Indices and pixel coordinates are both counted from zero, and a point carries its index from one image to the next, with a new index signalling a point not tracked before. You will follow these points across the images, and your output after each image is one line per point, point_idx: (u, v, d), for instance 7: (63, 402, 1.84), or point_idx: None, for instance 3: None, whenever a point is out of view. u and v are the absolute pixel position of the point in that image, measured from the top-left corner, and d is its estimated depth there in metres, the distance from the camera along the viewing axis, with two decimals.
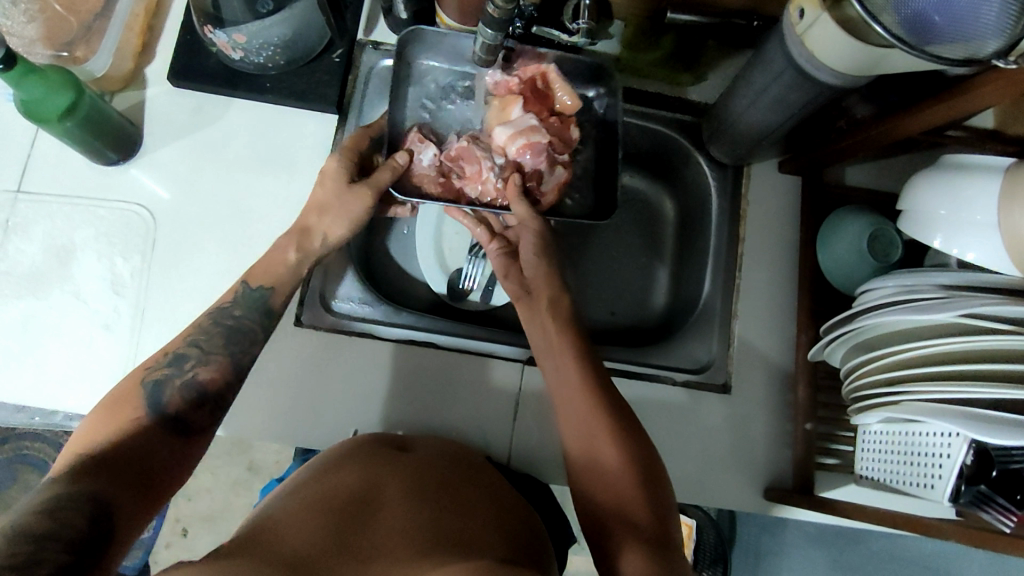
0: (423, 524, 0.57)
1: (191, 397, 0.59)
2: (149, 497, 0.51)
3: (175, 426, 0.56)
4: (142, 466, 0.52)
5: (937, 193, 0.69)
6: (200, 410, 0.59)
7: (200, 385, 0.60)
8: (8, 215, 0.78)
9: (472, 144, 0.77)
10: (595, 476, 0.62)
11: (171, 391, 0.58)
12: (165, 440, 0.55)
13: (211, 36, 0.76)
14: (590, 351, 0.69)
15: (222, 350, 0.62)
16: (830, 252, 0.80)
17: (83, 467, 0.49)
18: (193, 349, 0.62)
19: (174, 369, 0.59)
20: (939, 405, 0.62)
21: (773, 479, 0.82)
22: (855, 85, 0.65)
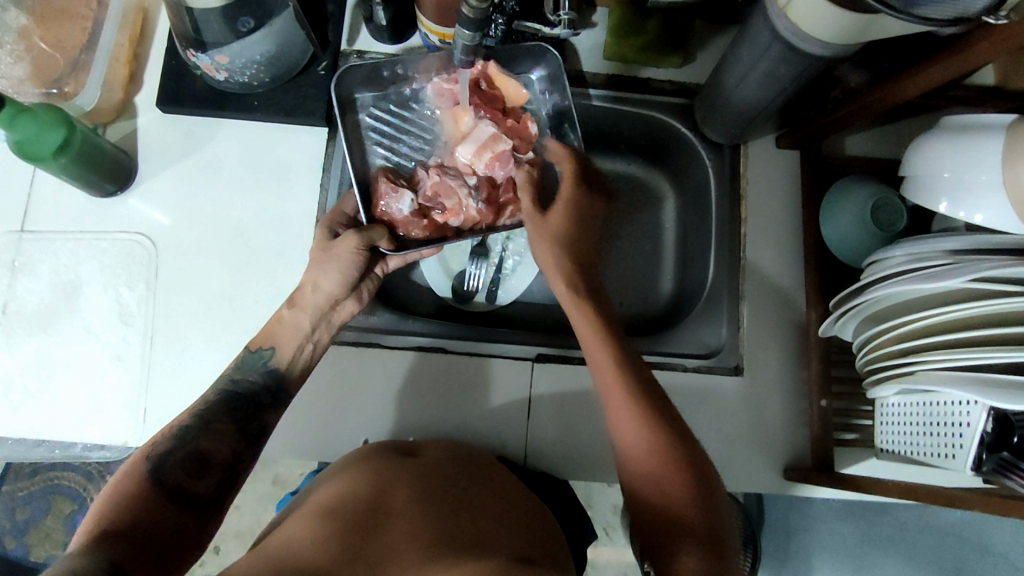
0: (430, 531, 0.57)
1: (199, 471, 0.60)
2: (161, 568, 0.52)
3: (180, 498, 0.58)
4: (152, 540, 0.53)
5: (939, 156, 0.67)
6: (206, 478, 0.60)
7: (202, 452, 0.61)
8: (14, 255, 0.79)
9: (443, 175, 0.75)
10: (644, 479, 0.60)
11: (174, 460, 0.59)
12: (169, 509, 0.56)
13: (195, 59, 0.75)
14: (625, 346, 0.66)
15: (223, 415, 0.65)
16: (834, 224, 0.79)
17: (102, 539, 0.50)
18: (194, 420, 0.63)
19: (176, 442, 0.61)
20: (953, 375, 0.61)
21: (792, 458, 0.81)
22: (846, 54, 0.63)
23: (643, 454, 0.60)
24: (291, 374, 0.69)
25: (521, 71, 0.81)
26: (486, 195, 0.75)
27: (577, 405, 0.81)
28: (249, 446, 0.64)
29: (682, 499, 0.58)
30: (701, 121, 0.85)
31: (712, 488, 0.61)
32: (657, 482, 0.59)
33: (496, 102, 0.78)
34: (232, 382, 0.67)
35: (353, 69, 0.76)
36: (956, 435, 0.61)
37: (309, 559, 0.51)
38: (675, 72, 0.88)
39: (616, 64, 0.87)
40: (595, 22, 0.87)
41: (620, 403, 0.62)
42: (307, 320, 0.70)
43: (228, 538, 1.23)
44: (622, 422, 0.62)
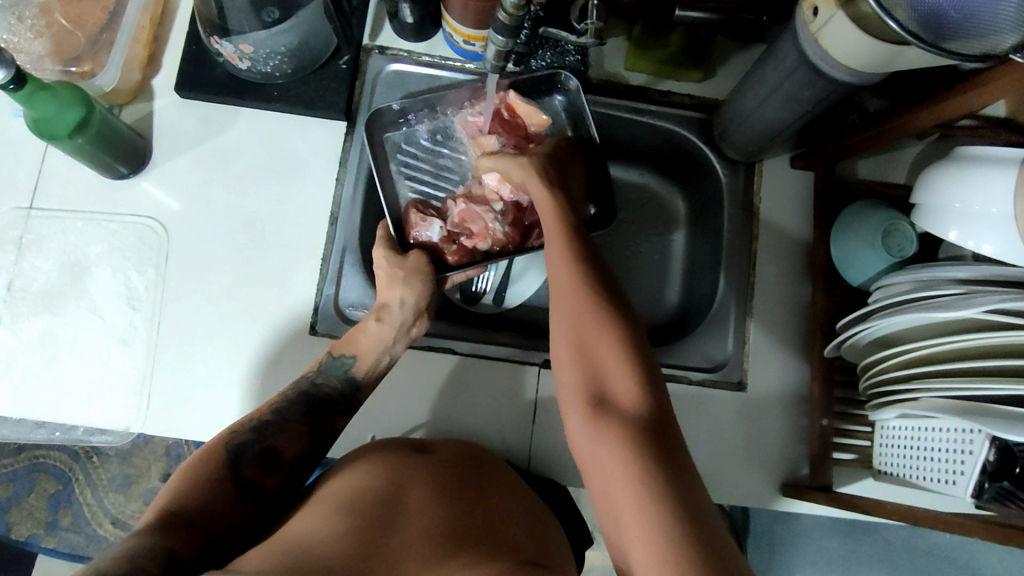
0: (446, 528, 0.58)
1: (269, 468, 0.63)
2: (221, 549, 0.54)
3: (247, 490, 0.60)
4: (216, 526, 0.55)
5: (951, 186, 0.68)
6: (273, 476, 0.63)
7: (275, 449, 0.64)
8: (21, 232, 0.78)
9: (471, 202, 0.82)
10: (598, 406, 0.55)
11: (249, 453, 0.62)
12: (236, 499, 0.59)
13: (218, 46, 0.75)
14: (602, 281, 0.61)
15: (302, 419, 0.67)
16: (845, 246, 0.80)
17: (172, 516, 0.53)
18: (274, 415, 0.66)
19: (252, 436, 0.64)
20: (958, 403, 0.62)
21: (789, 474, 0.82)
22: (870, 82, 0.64)
23: (583, 371, 0.57)
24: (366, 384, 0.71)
25: (541, 94, 0.85)
26: (511, 220, 0.82)
27: None
28: (317, 448, 0.67)
29: (624, 402, 0.54)
30: (719, 137, 0.86)
31: (661, 390, 0.56)
32: (595, 388, 0.56)
33: (518, 129, 0.83)
34: (313, 386, 0.69)
35: (383, 110, 0.81)
36: (958, 462, 0.62)
37: (327, 548, 0.52)
38: (695, 86, 0.88)
39: (636, 75, 0.88)
40: (617, 33, 0.88)
41: (564, 314, 0.60)
42: (390, 334, 0.71)
43: None
44: (562, 350, 0.59)
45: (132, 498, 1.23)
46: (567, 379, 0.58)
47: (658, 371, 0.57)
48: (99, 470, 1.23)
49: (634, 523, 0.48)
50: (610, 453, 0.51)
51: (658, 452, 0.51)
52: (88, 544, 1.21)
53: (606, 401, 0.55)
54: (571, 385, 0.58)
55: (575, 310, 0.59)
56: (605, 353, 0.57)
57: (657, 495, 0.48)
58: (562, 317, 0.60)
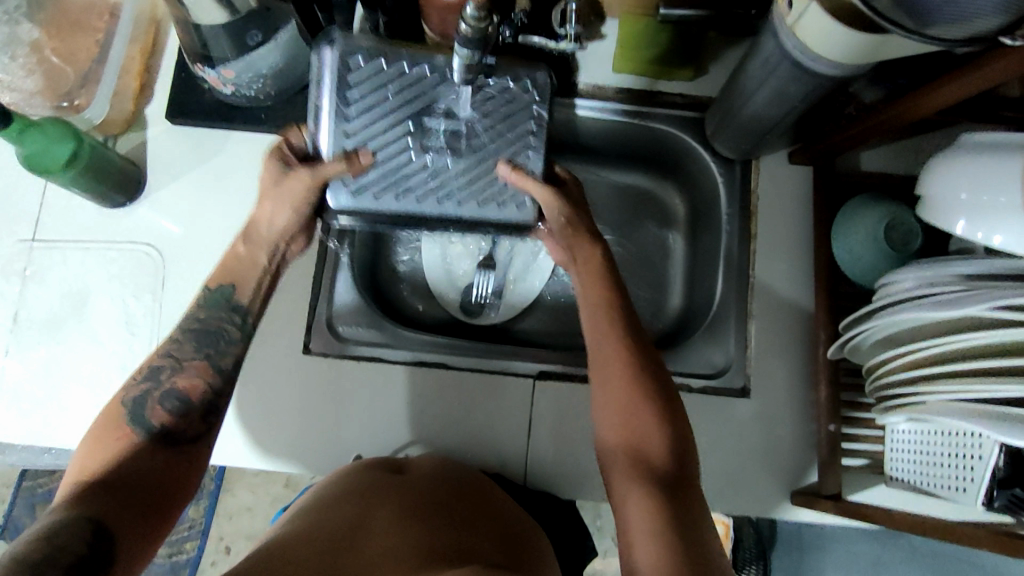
0: (410, 545, 0.59)
1: (174, 406, 0.59)
2: (149, 516, 0.53)
3: (162, 441, 0.58)
4: (134, 488, 0.54)
5: (957, 176, 0.65)
6: (187, 419, 0.60)
7: (180, 394, 0.60)
8: (25, 264, 0.80)
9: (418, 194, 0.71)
10: (638, 467, 0.58)
11: (153, 405, 0.59)
12: (151, 454, 0.57)
13: (202, 73, 0.76)
14: (641, 336, 0.66)
15: (196, 355, 0.62)
16: (847, 243, 0.77)
17: (84, 492, 0.52)
18: (167, 359, 0.62)
19: (151, 382, 0.60)
20: (964, 406, 0.59)
21: (798, 482, 0.80)
22: (857, 73, 0.61)
23: (633, 416, 0.61)
24: (252, 311, 0.65)
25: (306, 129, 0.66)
26: None
27: (577, 422, 0.80)
28: (229, 381, 0.63)
29: (663, 467, 0.58)
30: (711, 136, 0.83)
31: (692, 456, 0.61)
32: (636, 449, 0.60)
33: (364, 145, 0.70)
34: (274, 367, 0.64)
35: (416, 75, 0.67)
36: (969, 469, 0.60)
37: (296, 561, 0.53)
38: (685, 85, 0.86)
39: (625, 77, 0.86)
40: (605, 33, 0.86)
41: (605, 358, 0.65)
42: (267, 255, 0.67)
43: (238, 538, 1.29)
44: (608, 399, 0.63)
45: None
46: (608, 426, 0.62)
47: (692, 440, 0.61)
48: None
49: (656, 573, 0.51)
50: (640, 500, 0.56)
51: (682, 515, 0.55)
52: None
53: (646, 466, 0.59)
54: (617, 435, 0.61)
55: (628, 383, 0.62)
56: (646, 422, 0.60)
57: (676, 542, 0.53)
58: (609, 389, 0.62)
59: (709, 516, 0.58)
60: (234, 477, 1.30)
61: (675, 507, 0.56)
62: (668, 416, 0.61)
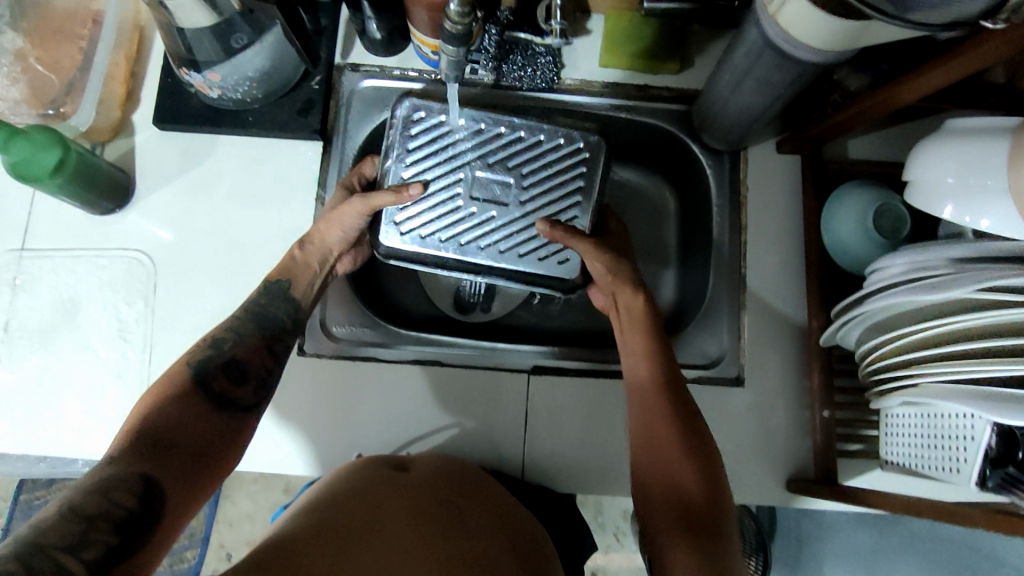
0: (422, 544, 0.59)
1: (231, 374, 0.59)
2: (200, 475, 0.51)
3: (220, 404, 0.56)
4: (189, 444, 0.52)
5: (942, 160, 0.65)
6: (241, 387, 0.59)
7: (238, 362, 0.60)
8: (15, 274, 0.80)
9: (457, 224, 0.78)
10: (669, 498, 0.61)
11: (212, 366, 0.58)
12: (209, 415, 0.55)
13: (188, 78, 0.76)
14: (677, 374, 0.68)
15: (253, 332, 0.62)
16: (836, 231, 0.77)
17: (136, 443, 0.49)
18: (230, 334, 0.62)
19: (212, 350, 0.60)
20: (958, 387, 0.59)
21: (795, 469, 0.80)
22: (841, 60, 0.61)
23: (677, 457, 0.62)
24: (305, 306, 0.68)
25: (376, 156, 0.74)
26: None
27: (572, 417, 0.80)
28: (276, 363, 0.63)
29: (695, 500, 0.60)
30: (699, 127, 0.83)
31: (724, 489, 0.62)
32: (669, 483, 0.61)
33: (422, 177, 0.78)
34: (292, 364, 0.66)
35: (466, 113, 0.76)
36: (962, 448, 0.60)
37: (311, 563, 0.54)
38: (672, 78, 0.86)
39: (610, 72, 0.86)
40: (590, 29, 0.86)
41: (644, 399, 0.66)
42: (316, 261, 0.71)
43: (239, 545, 1.28)
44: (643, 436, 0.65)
45: None
46: (641, 465, 0.64)
47: (722, 474, 0.63)
48: None
49: None
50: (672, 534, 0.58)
51: (715, 553, 0.57)
52: None
53: (680, 501, 0.60)
54: (651, 474, 0.63)
55: (663, 419, 0.64)
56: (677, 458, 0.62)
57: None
58: (648, 428, 0.65)
59: (739, 554, 0.59)
60: (233, 483, 1.30)
61: (711, 547, 0.57)
62: (700, 452, 0.63)
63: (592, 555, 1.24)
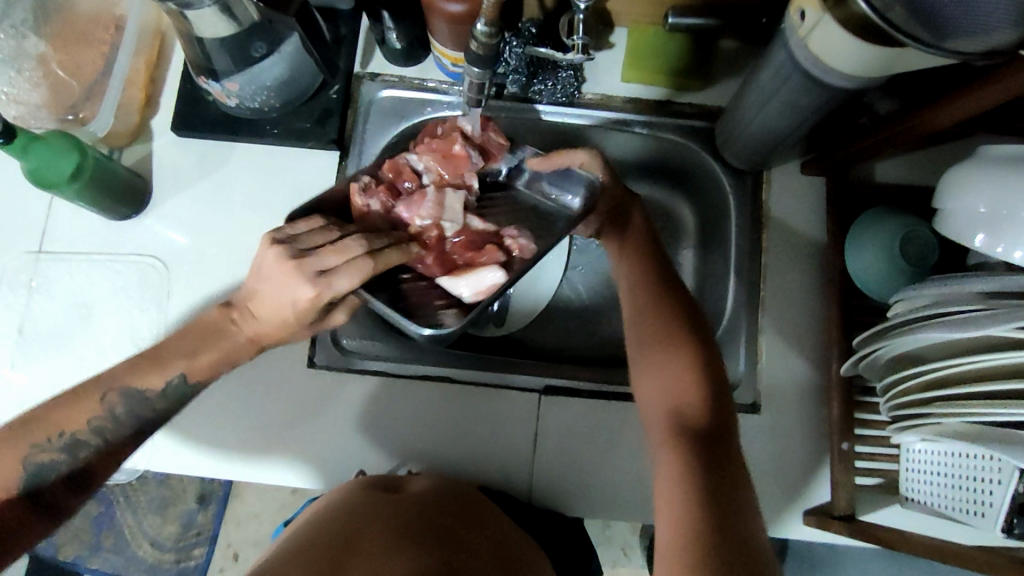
0: None
1: (69, 476, 0.58)
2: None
3: (44, 509, 0.57)
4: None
5: (975, 189, 0.64)
6: (71, 490, 0.58)
7: (84, 468, 0.58)
8: (31, 276, 0.80)
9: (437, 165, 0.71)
10: (687, 424, 0.59)
11: (52, 475, 0.57)
12: (24, 519, 0.56)
13: (207, 86, 0.76)
14: (667, 296, 0.67)
15: (129, 425, 0.60)
16: (860, 258, 0.75)
17: None
18: (94, 438, 0.58)
19: (65, 455, 0.57)
20: (983, 429, 0.57)
21: (811, 500, 0.78)
22: (872, 86, 0.59)
23: (702, 387, 0.60)
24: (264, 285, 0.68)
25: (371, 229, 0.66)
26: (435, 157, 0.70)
27: (583, 439, 0.78)
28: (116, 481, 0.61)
29: (693, 412, 0.59)
30: (721, 145, 0.82)
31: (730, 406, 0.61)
32: (670, 405, 0.60)
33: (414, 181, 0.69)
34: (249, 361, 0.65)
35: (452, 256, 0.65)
36: (988, 493, 0.58)
37: None
38: (696, 94, 0.84)
39: (634, 86, 0.84)
40: (613, 43, 0.84)
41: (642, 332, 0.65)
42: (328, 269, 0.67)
43: (246, 544, 1.29)
44: (649, 367, 0.63)
45: (169, 519, 1.29)
46: (648, 398, 0.63)
47: (729, 402, 0.61)
48: (137, 492, 1.29)
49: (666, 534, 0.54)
50: (669, 463, 0.57)
51: (710, 463, 0.56)
52: (129, 564, 1.28)
53: (677, 416, 0.59)
54: (653, 402, 0.62)
55: (664, 346, 0.63)
56: (661, 384, 0.62)
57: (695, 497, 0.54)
58: (643, 356, 0.64)
59: (753, 491, 0.57)
60: (242, 484, 1.30)
61: (706, 456, 0.57)
62: (711, 392, 0.60)
63: None
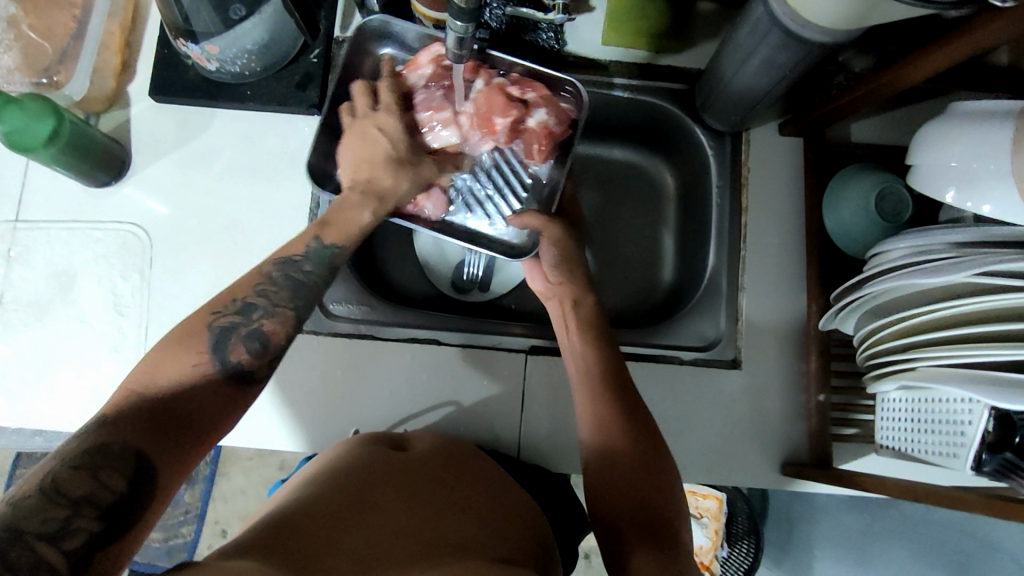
0: (414, 523, 0.59)
1: (254, 351, 0.54)
2: (192, 451, 0.48)
3: (232, 379, 0.52)
4: (189, 419, 0.49)
5: (947, 144, 0.65)
6: (262, 361, 0.54)
7: (264, 336, 0.54)
8: (9, 245, 0.79)
9: (485, 107, 0.75)
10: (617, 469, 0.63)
11: (234, 339, 0.53)
12: (217, 389, 0.51)
13: (185, 49, 0.74)
14: (610, 344, 0.71)
15: (285, 302, 0.57)
16: (838, 215, 0.77)
17: (124, 416, 0.46)
18: (261, 299, 0.56)
19: (241, 318, 0.54)
20: (954, 372, 0.59)
21: (790, 453, 0.80)
22: (849, 40, 0.60)
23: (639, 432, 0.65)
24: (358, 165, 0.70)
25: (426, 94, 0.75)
26: (498, 108, 0.74)
27: (569, 398, 0.80)
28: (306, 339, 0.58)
29: (637, 479, 0.62)
30: (701, 108, 0.83)
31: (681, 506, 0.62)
32: (606, 449, 0.65)
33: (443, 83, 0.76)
34: (300, 272, 0.59)
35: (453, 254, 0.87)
36: (957, 434, 0.60)
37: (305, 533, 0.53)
38: (674, 58, 0.85)
39: (614, 50, 0.85)
40: (592, 6, 0.85)
41: (580, 371, 0.70)
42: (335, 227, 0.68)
43: (234, 520, 1.29)
44: (584, 395, 0.68)
45: None
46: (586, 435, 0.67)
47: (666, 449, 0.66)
48: None
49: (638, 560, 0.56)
50: (619, 504, 0.61)
51: (655, 514, 0.60)
52: None
53: (619, 474, 0.62)
54: (600, 413, 0.66)
55: (626, 442, 0.64)
56: (600, 420, 0.66)
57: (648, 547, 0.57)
58: (607, 453, 0.64)
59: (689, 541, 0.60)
60: (229, 460, 1.31)
61: (672, 552, 0.57)
62: (651, 443, 0.65)
63: None
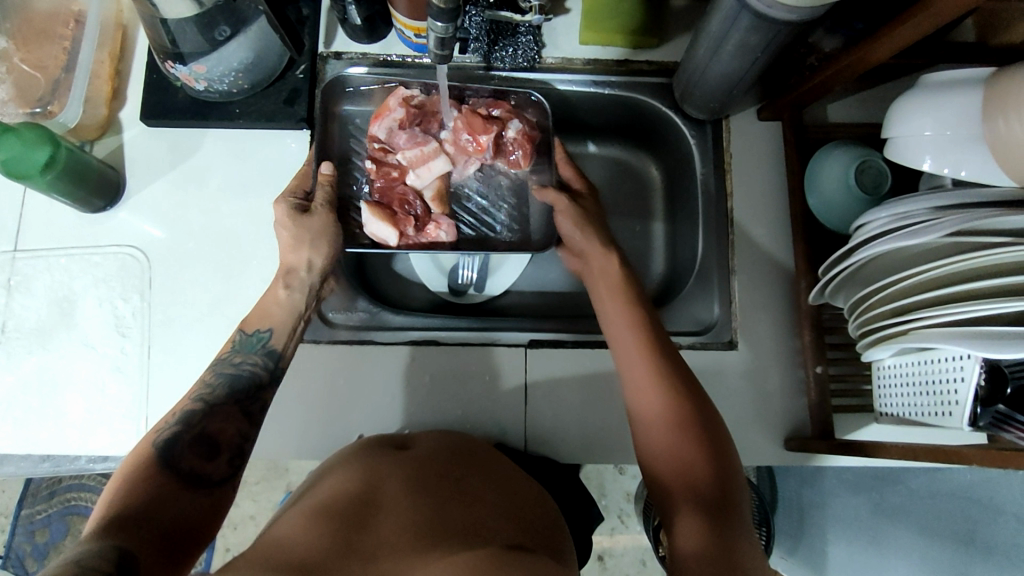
0: (419, 519, 0.59)
1: (207, 453, 0.57)
2: (175, 552, 0.50)
3: (191, 481, 0.55)
4: (162, 524, 0.51)
5: (918, 115, 0.65)
6: (216, 461, 0.58)
7: (211, 436, 0.59)
8: (9, 274, 0.80)
9: (467, 127, 0.80)
10: (657, 436, 0.63)
11: (182, 444, 0.57)
12: (180, 492, 0.54)
13: (173, 71, 0.77)
14: (646, 309, 0.71)
15: (224, 393, 0.62)
16: (819, 194, 0.79)
17: (106, 530, 0.48)
18: (199, 403, 0.60)
19: (183, 425, 0.58)
20: (944, 330, 0.60)
21: (793, 429, 0.81)
22: (815, 17, 0.62)
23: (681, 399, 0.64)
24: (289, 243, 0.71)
25: (407, 134, 0.80)
26: (479, 125, 0.79)
27: (574, 387, 0.81)
28: (255, 425, 0.62)
29: (679, 447, 0.61)
30: (680, 99, 0.85)
31: (735, 481, 0.61)
32: (648, 415, 0.64)
33: (424, 119, 0.80)
34: (234, 366, 0.64)
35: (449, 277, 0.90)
36: (951, 392, 0.61)
37: (309, 550, 0.52)
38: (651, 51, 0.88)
39: (593, 48, 0.87)
40: (569, 8, 0.87)
41: (618, 328, 0.70)
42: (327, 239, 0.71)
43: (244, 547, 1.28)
44: (629, 359, 0.67)
45: None
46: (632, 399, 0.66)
47: (717, 417, 0.64)
48: None
49: (688, 532, 0.57)
50: (669, 474, 0.61)
51: (705, 492, 0.59)
52: None
53: (664, 446, 0.62)
54: (640, 380, 0.66)
55: (665, 408, 0.64)
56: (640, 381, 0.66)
57: (698, 526, 0.57)
58: (649, 422, 0.64)
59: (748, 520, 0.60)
60: None
61: (719, 528, 0.57)
62: (697, 412, 0.63)
63: (598, 539, 1.27)
